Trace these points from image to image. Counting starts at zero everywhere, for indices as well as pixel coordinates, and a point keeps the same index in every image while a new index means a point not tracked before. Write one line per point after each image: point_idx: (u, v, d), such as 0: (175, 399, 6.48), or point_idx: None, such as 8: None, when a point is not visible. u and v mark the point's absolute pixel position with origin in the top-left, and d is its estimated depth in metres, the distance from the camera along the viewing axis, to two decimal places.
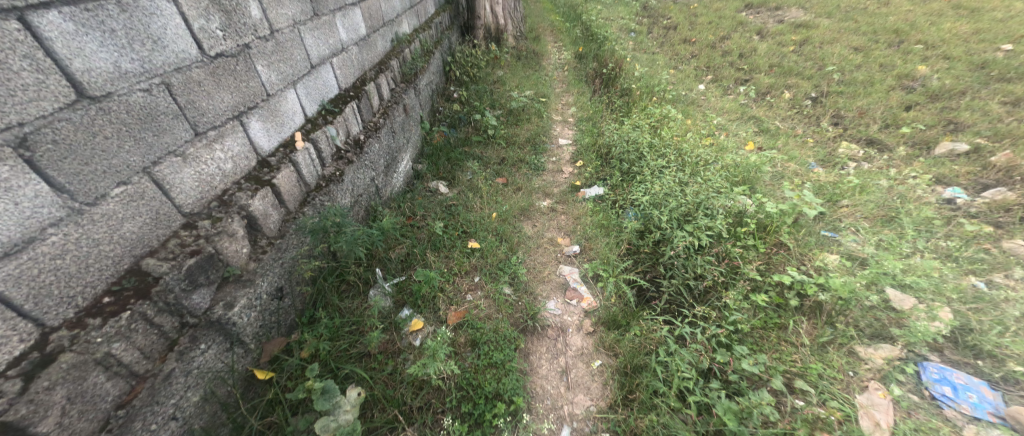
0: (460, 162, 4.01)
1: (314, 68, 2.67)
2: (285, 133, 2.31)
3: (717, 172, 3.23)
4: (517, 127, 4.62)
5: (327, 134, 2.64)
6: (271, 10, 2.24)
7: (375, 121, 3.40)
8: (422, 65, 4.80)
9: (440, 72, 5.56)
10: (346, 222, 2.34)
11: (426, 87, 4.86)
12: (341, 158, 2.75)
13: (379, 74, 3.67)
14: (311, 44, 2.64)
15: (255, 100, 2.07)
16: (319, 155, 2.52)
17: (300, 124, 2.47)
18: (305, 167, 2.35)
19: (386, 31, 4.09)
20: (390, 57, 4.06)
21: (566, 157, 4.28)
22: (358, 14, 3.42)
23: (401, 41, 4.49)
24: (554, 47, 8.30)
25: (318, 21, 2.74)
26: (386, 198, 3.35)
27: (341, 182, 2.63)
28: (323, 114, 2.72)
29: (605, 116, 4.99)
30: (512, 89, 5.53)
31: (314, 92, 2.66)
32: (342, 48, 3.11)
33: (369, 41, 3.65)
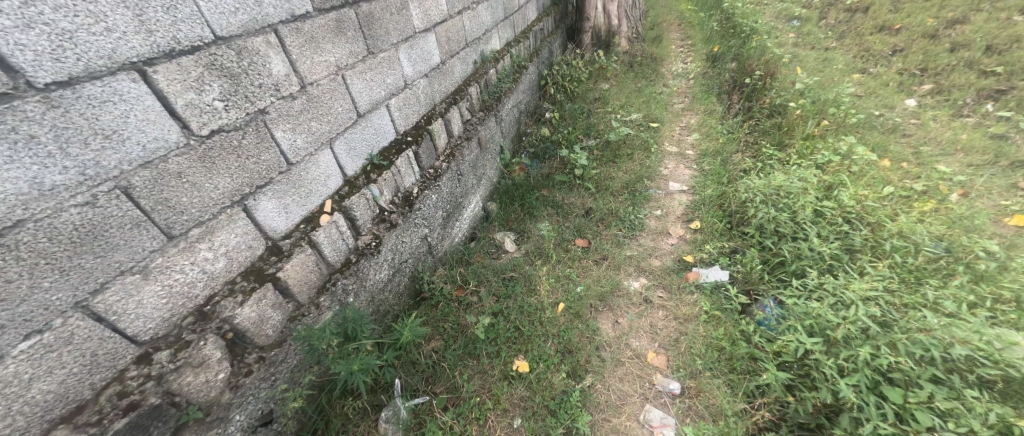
0: (536, 211, 3.41)
1: (361, 117, 2.30)
2: (309, 205, 1.97)
3: (937, 299, 2.01)
4: (613, 164, 3.75)
5: (367, 197, 2.28)
6: (305, 59, 1.88)
7: (437, 165, 2.99)
8: (509, 86, 4.26)
9: (532, 90, 4.96)
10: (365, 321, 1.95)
11: (512, 111, 4.32)
12: (382, 222, 2.38)
13: (452, 107, 3.23)
14: (359, 89, 2.26)
15: (269, 175, 1.73)
16: (353, 224, 2.18)
17: (334, 188, 2.13)
18: (330, 244, 2.00)
19: (469, 52, 3.61)
20: (470, 83, 3.59)
21: (677, 215, 3.31)
22: (432, 40, 2.99)
23: (488, 61, 3.99)
24: (679, 47, 6.89)
25: (373, 60, 2.36)
26: (439, 256, 2.95)
27: (376, 253, 2.27)
28: (367, 170, 2.36)
29: (737, 158, 3.88)
30: (617, 110, 4.61)
31: (358, 146, 2.31)
32: (405, 85, 2.72)
33: (444, 69, 3.21)
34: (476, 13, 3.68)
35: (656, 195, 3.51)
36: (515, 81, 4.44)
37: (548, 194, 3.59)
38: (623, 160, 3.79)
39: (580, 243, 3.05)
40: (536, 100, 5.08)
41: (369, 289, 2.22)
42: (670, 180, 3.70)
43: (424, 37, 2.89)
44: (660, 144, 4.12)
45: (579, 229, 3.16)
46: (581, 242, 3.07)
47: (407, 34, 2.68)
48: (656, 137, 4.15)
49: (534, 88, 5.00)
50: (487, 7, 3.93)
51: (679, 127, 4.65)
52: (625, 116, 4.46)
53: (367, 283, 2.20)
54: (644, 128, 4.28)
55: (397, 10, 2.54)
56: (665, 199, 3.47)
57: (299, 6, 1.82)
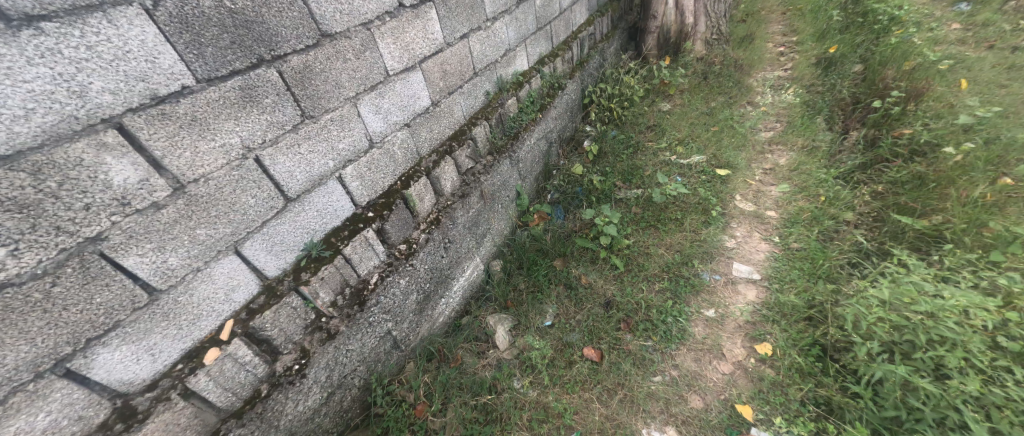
0: (542, 292, 2.72)
1: (290, 201, 1.80)
2: (195, 334, 1.53)
3: None
4: (655, 232, 2.88)
5: (293, 305, 1.80)
6: (181, 151, 1.39)
7: (414, 237, 2.42)
8: (535, 116, 3.51)
9: (570, 114, 4.12)
10: None
11: (536, 146, 3.57)
12: (316, 332, 1.89)
13: (444, 159, 2.62)
14: (286, 168, 1.75)
15: (113, 318, 1.29)
16: (266, 347, 1.71)
17: (243, 302, 1.67)
18: (221, 384, 1.55)
19: (478, 83, 2.93)
20: (476, 122, 2.93)
21: (740, 321, 2.34)
22: (416, 81, 2.38)
23: (509, 87, 3.26)
24: (778, 45, 5.36)
25: (310, 126, 1.82)
26: (408, 349, 2.42)
27: (299, 381, 1.78)
28: (301, 266, 1.86)
29: (842, 233, 2.73)
30: (673, 148, 3.63)
31: (287, 238, 1.82)
32: (369, 144, 2.16)
33: (437, 111, 2.59)
34: (491, 32, 2.97)
35: (711, 283, 2.57)
36: (546, 107, 3.65)
37: (561, 268, 2.86)
38: (669, 226, 2.88)
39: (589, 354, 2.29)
40: (575, 124, 4.25)
41: (285, 426, 1.76)
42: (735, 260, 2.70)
43: (403, 78, 2.29)
44: (726, 201, 3.10)
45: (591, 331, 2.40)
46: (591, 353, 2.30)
47: (373, 80, 2.10)
48: (720, 192, 3.13)
49: (572, 112, 4.16)
50: (511, 21, 3.17)
51: (761, 169, 3.49)
52: (682, 159, 3.49)
53: (281, 420, 1.73)
54: (707, 176, 3.27)
55: (355, 53, 1.96)
56: (724, 291, 2.52)
57: (164, 81, 1.31)
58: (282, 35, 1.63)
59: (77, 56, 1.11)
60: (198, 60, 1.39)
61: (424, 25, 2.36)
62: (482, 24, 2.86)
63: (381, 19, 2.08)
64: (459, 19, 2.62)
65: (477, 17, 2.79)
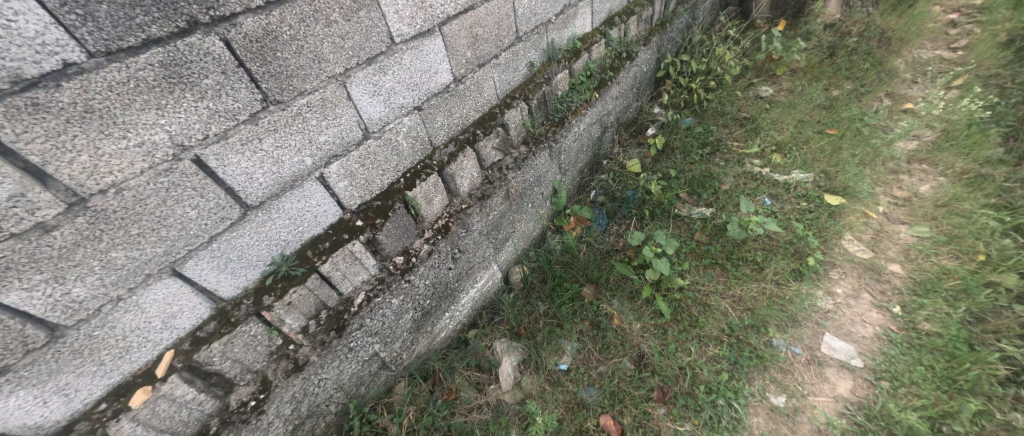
0: (563, 326, 2.29)
1: (249, 210, 1.43)
2: (123, 368, 1.27)
3: None
4: (719, 275, 2.26)
5: (251, 333, 1.50)
6: (73, 154, 1.01)
7: (415, 247, 2.02)
8: (590, 96, 2.80)
9: (635, 91, 3.32)
10: None
11: (586, 133, 2.91)
12: (282, 361, 1.62)
13: (462, 152, 2.12)
14: (241, 170, 1.36)
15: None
16: (216, 381, 1.45)
17: (188, 330, 1.39)
18: (155, 426, 1.33)
19: (520, 52, 2.30)
20: (511, 103, 2.34)
21: (821, 426, 1.74)
22: (432, 50, 1.82)
23: (562, 56, 2.56)
24: (949, 8, 3.85)
25: (277, 114, 1.38)
26: (398, 369, 2.14)
27: (255, 418, 1.54)
28: (265, 285, 1.54)
29: (1005, 320, 1.91)
30: (766, 156, 2.80)
31: (247, 253, 1.48)
32: (363, 134, 1.71)
33: (459, 90, 2.04)
34: None
35: (790, 358, 1.96)
36: (606, 84, 2.91)
37: (591, 300, 2.37)
38: (741, 270, 2.24)
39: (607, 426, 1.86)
40: (639, 104, 3.46)
41: None
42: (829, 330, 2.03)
43: (414, 48, 1.74)
44: (828, 244, 2.33)
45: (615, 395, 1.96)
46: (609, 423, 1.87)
47: (371, 50, 1.59)
48: (821, 230, 2.36)
49: (637, 88, 3.36)
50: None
51: (889, 199, 2.58)
52: (777, 173, 2.68)
53: None
54: (807, 204, 2.48)
55: (344, 13, 1.44)
56: (804, 373, 1.90)
57: (32, 57, 0.90)
58: None
59: None
60: (88, 23, 0.96)
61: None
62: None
63: None
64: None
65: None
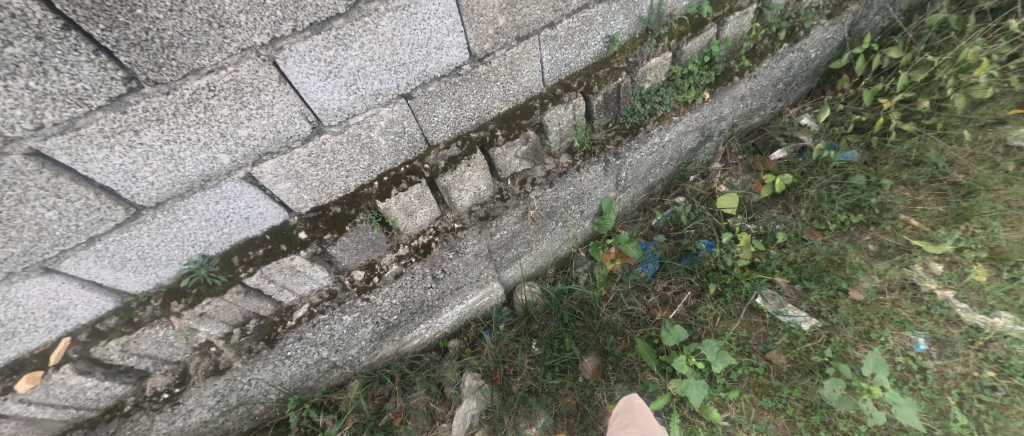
0: (545, 396, 1.83)
1: (141, 210, 1.12)
2: (12, 349, 1.18)
3: None
4: (779, 431, 1.54)
5: (160, 335, 1.34)
6: None
7: (383, 264, 1.64)
8: (697, 95, 1.86)
9: (776, 88, 2.21)
10: None
11: (672, 144, 2.04)
12: (204, 359, 1.48)
13: (467, 157, 1.54)
14: (115, 167, 1.01)
15: None
16: (124, 370, 1.36)
17: (87, 320, 1.25)
18: (55, 404, 1.28)
19: (594, 20, 1.47)
20: (560, 95, 1.61)
21: None
22: (434, 12, 1.15)
23: (668, 29, 1.64)
24: None
25: (157, 99, 0.95)
26: (353, 369, 1.95)
27: (169, 408, 1.47)
28: (179, 287, 1.32)
29: None
30: (964, 264, 1.72)
31: (151, 252, 1.22)
32: (313, 128, 1.22)
33: (477, 73, 1.38)
34: None
35: None
36: (730, 78, 1.91)
37: (589, 379, 1.84)
38: None
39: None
40: (775, 106, 2.35)
41: None
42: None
43: (399, 8, 1.09)
44: None
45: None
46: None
47: (318, 9, 0.99)
48: (1001, 434, 1.40)
49: (780, 85, 2.24)
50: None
51: None
52: (964, 302, 1.65)
53: None
54: (995, 377, 1.50)
55: None
56: None
57: None
58: None
59: None
60: None
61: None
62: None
63: None
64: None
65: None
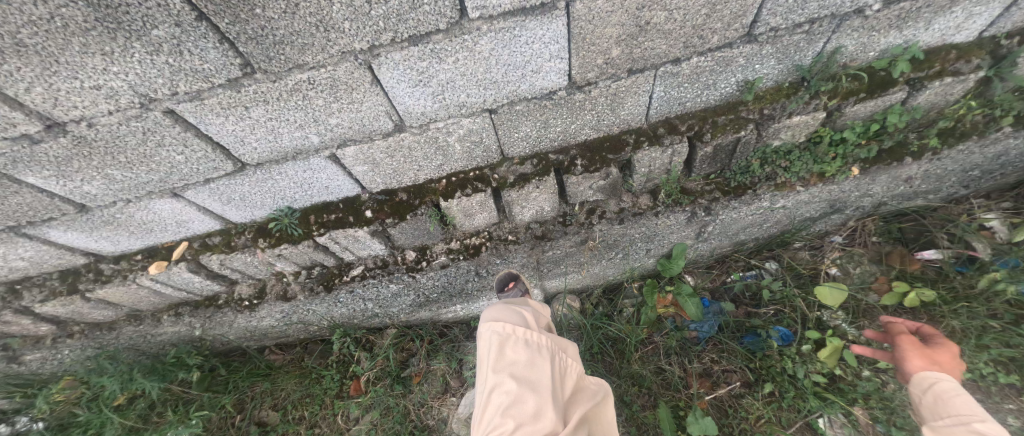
0: None
1: (245, 167, 1.27)
2: (151, 239, 1.51)
3: None
4: None
5: (247, 260, 1.58)
6: (20, 85, 0.88)
7: (435, 251, 1.72)
8: (842, 167, 1.48)
9: (964, 175, 1.67)
10: (189, 363, 1.88)
11: (784, 210, 1.70)
12: (279, 283, 1.76)
13: (539, 178, 1.46)
14: (228, 132, 1.12)
15: (49, 213, 1.28)
16: (220, 276, 1.66)
17: (200, 233, 1.53)
18: (172, 287, 1.64)
19: (733, 61, 1.20)
20: (661, 136, 1.42)
21: None
22: (541, 37, 1.03)
23: (832, 85, 1.28)
24: None
25: (264, 85, 1.01)
26: (391, 318, 2.07)
27: (246, 312, 1.77)
28: (267, 228, 1.53)
29: None
30: None
31: (249, 197, 1.40)
32: (395, 126, 1.24)
33: (573, 99, 1.25)
34: None
35: None
36: (901, 156, 1.46)
37: None
38: None
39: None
40: (950, 194, 1.80)
41: (236, 329, 1.87)
42: (907, 370, 1.28)
43: (503, 30, 0.99)
44: None
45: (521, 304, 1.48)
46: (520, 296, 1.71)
47: (419, 25, 0.94)
48: None
49: (972, 171, 1.69)
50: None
51: None
52: None
53: (230, 326, 1.84)
54: None
55: None
56: None
57: None
58: None
59: None
60: None
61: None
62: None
63: None
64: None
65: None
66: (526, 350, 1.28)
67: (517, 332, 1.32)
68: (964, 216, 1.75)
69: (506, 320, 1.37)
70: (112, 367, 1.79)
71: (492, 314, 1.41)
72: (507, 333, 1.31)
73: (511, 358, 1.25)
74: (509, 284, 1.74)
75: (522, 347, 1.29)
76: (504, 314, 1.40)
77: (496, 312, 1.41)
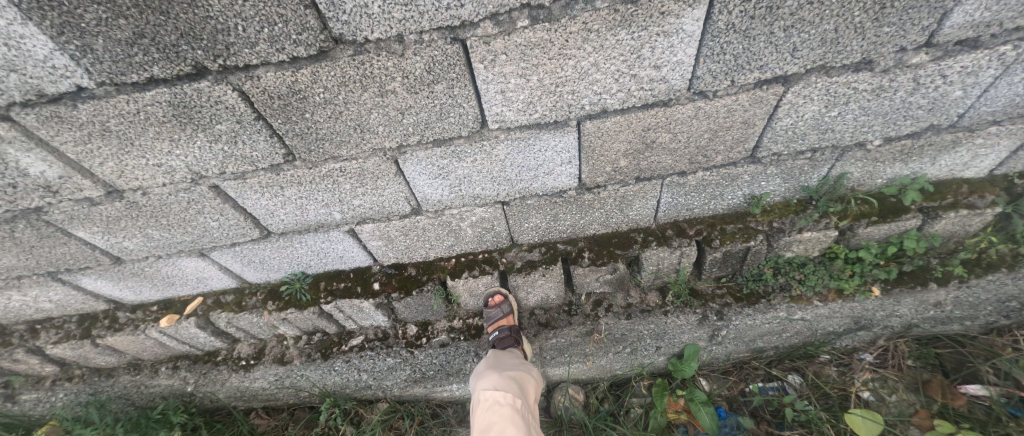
0: None
1: (270, 235, 1.36)
2: (173, 291, 1.60)
3: None
4: None
5: (252, 320, 1.60)
6: (97, 160, 1.02)
7: (436, 327, 1.71)
8: (863, 286, 1.42)
9: (1002, 303, 1.56)
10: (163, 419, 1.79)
11: (804, 323, 1.61)
12: (279, 345, 1.76)
13: (546, 266, 1.46)
14: (262, 205, 1.23)
15: (88, 262, 1.38)
16: (224, 333, 1.68)
17: (219, 288, 1.61)
18: (177, 340, 1.67)
19: (738, 177, 1.24)
20: (669, 238, 1.42)
21: None
22: (553, 147, 1.12)
23: (841, 206, 1.30)
24: None
25: (301, 171, 1.12)
26: (378, 389, 1.84)
27: (240, 372, 1.75)
28: (279, 290, 1.59)
29: None
30: None
31: (268, 261, 1.48)
32: (413, 210, 1.32)
33: (581, 199, 1.31)
34: (916, 84, 0.96)
35: None
36: (927, 279, 1.39)
37: None
38: None
39: (503, 344, 1.48)
40: (992, 321, 1.67)
41: (226, 389, 1.83)
42: None
43: (519, 139, 1.09)
44: None
45: (515, 361, 1.37)
46: (505, 316, 1.54)
47: (443, 132, 1.05)
48: None
49: (1009, 301, 1.58)
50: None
51: None
52: None
53: (221, 385, 1.80)
54: None
55: (409, 83, 0.92)
56: None
57: (46, 77, 0.83)
58: (234, 32, 0.79)
59: None
60: (87, 54, 0.80)
61: (648, 42, 0.87)
62: (898, 53, 0.90)
63: (499, 18, 0.82)
64: (802, 30, 0.85)
65: (894, 31, 0.86)
66: (528, 424, 1.17)
67: (518, 402, 1.22)
68: (1007, 350, 1.58)
69: (501, 386, 1.25)
70: (99, 417, 1.76)
71: (487, 379, 1.28)
72: (509, 401, 1.21)
73: (512, 433, 1.12)
74: (496, 301, 1.54)
75: (524, 421, 1.18)
76: (498, 377, 1.29)
77: (493, 375, 1.30)
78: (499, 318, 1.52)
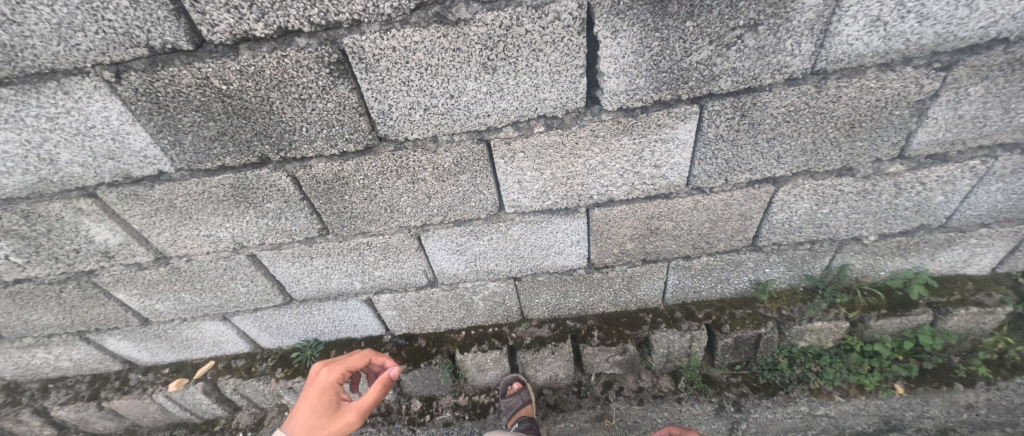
0: None
1: (292, 301, 1.42)
2: (189, 353, 1.63)
3: None
4: None
5: (257, 388, 1.59)
6: (155, 231, 1.15)
7: (441, 404, 1.65)
8: (884, 382, 1.36)
9: None
10: None
11: None
12: (279, 416, 1.71)
13: (555, 343, 1.47)
14: (290, 273, 1.32)
15: (117, 323, 1.45)
16: (227, 399, 1.66)
17: (232, 352, 1.64)
18: (179, 405, 1.65)
19: (742, 263, 1.30)
20: (678, 320, 1.43)
21: None
22: (564, 230, 1.21)
23: (847, 295, 1.32)
24: None
25: (331, 243, 1.22)
26: None
27: None
28: (290, 356, 1.60)
29: None
30: None
31: (285, 326, 1.53)
32: (429, 282, 1.39)
33: (589, 278, 1.37)
34: (898, 187, 1.05)
35: None
36: (953, 377, 1.34)
37: None
38: None
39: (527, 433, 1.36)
40: None
41: None
42: None
43: (533, 222, 1.19)
44: None
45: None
46: (524, 405, 1.49)
47: (464, 213, 1.16)
48: None
49: None
50: None
51: None
52: None
53: None
54: None
55: (439, 173, 1.05)
56: None
57: (137, 164, 0.98)
58: (299, 132, 0.94)
59: (39, 126, 0.90)
60: (176, 147, 0.96)
61: (648, 147, 1.00)
62: (874, 163, 1.01)
63: (519, 125, 0.96)
64: (783, 142, 0.97)
65: (866, 145, 0.97)
66: None
67: None
68: None
69: None
70: None
71: None
72: None
73: None
74: (514, 388, 1.53)
75: None
76: None
77: None
78: (518, 406, 1.47)
